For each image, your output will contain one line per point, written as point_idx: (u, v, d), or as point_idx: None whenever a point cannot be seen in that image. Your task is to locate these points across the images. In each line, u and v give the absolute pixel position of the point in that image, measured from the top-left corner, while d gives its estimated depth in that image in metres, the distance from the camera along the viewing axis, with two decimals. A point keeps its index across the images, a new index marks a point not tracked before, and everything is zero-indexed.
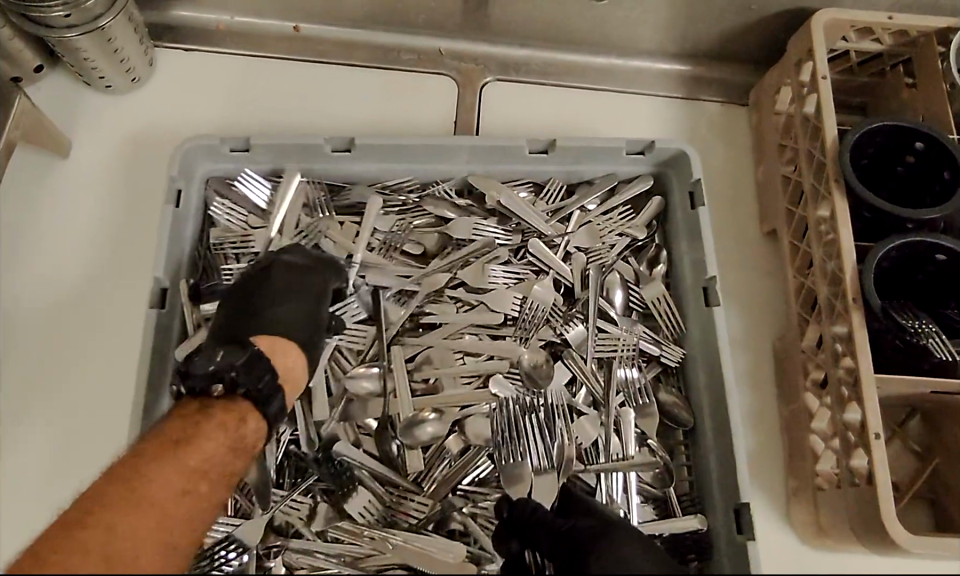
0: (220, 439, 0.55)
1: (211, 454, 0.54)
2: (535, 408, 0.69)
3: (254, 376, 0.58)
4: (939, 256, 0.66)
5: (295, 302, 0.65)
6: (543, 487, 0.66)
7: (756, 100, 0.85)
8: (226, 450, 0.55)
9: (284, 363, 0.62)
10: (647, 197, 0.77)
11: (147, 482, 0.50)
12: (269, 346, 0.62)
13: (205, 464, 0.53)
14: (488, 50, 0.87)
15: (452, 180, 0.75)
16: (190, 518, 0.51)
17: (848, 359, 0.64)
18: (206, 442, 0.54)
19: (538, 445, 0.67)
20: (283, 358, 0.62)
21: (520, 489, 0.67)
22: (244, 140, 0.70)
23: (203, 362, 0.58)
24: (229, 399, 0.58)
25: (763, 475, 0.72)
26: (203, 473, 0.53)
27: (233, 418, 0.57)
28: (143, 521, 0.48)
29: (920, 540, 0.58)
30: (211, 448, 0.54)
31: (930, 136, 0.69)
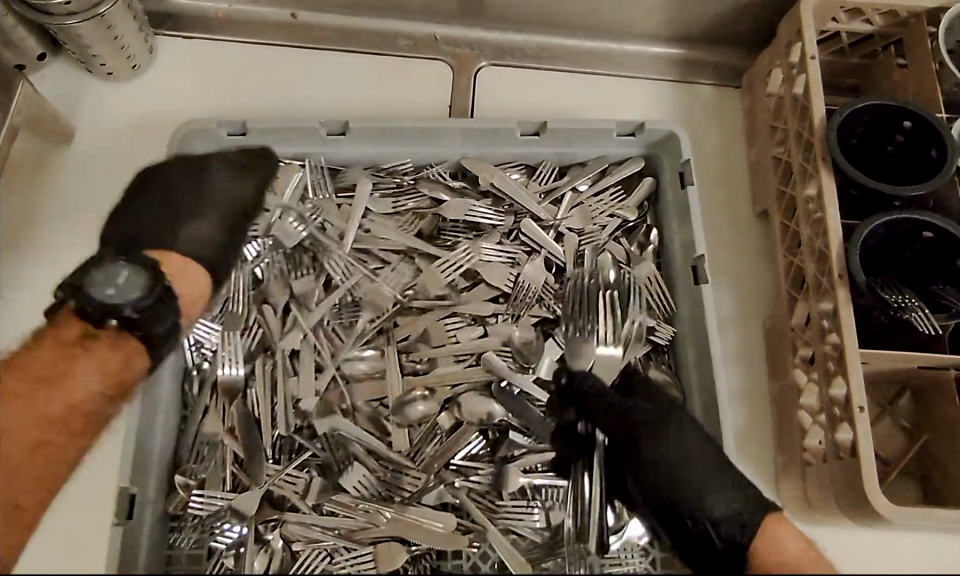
0: (96, 378, 0.56)
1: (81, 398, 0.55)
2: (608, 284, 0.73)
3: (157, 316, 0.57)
4: (926, 234, 0.66)
5: (204, 231, 0.64)
6: (607, 364, 0.70)
7: (748, 82, 0.86)
8: (104, 390, 0.56)
9: (187, 287, 0.61)
10: (639, 178, 0.78)
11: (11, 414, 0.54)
12: (172, 267, 0.62)
13: (77, 407, 0.55)
14: (483, 35, 0.89)
15: (445, 163, 0.76)
16: (51, 469, 0.55)
17: (834, 335, 0.65)
18: (88, 379, 0.55)
19: (604, 321, 0.71)
20: (186, 283, 0.62)
21: (582, 361, 0.70)
22: (241, 124, 0.72)
23: (104, 283, 0.56)
24: (125, 333, 0.57)
25: (753, 451, 0.73)
26: (77, 412, 0.55)
27: (121, 354, 0.56)
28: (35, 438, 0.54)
29: (903, 510, 0.59)
30: (84, 387, 0.55)
31: (918, 115, 0.70)
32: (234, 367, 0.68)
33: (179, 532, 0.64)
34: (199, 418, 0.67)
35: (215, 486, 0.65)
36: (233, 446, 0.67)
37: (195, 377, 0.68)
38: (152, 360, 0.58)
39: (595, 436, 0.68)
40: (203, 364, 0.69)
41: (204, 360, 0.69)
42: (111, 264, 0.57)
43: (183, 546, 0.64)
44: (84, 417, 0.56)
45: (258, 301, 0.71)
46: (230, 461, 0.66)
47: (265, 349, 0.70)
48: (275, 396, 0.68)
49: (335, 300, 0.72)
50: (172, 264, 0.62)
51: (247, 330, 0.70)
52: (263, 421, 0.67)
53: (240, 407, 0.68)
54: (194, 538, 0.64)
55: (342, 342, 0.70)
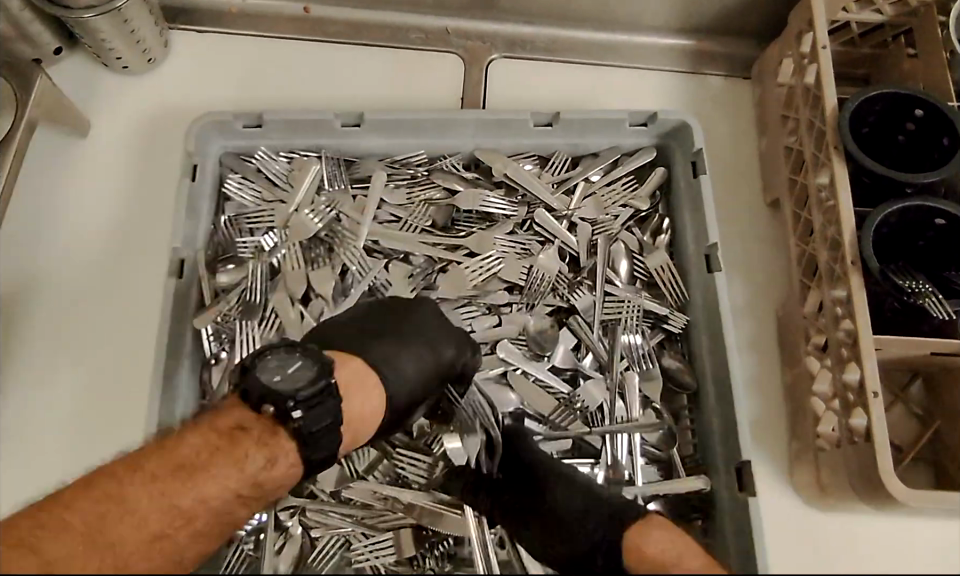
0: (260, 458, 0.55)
1: (211, 497, 0.53)
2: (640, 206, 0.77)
3: (314, 405, 0.56)
4: (938, 221, 0.67)
5: (419, 353, 0.63)
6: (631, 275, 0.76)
7: (758, 72, 0.86)
8: (289, 471, 0.56)
9: (347, 381, 0.60)
10: (651, 168, 0.78)
11: (142, 497, 0.52)
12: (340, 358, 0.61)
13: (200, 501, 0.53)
14: (494, 28, 0.89)
15: (459, 154, 0.77)
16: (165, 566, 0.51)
17: (847, 321, 0.66)
18: (254, 452, 0.55)
19: (634, 237, 0.76)
20: (358, 400, 0.59)
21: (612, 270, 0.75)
22: (257, 117, 0.73)
23: (273, 367, 0.57)
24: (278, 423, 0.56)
25: (766, 439, 0.74)
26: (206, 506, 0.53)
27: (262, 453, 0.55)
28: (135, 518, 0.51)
29: (918, 494, 0.59)
30: (221, 481, 0.53)
31: (930, 103, 0.70)
32: None
33: None
34: None
35: None
36: None
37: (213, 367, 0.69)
38: (296, 455, 0.56)
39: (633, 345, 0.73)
40: (221, 353, 0.69)
41: (221, 350, 0.69)
42: (287, 353, 0.57)
43: None
44: (208, 517, 0.53)
45: (274, 290, 0.71)
46: None
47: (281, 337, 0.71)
48: None
49: (349, 291, 0.72)
50: (344, 368, 0.60)
51: (264, 317, 0.70)
52: None
53: None
54: None
55: None
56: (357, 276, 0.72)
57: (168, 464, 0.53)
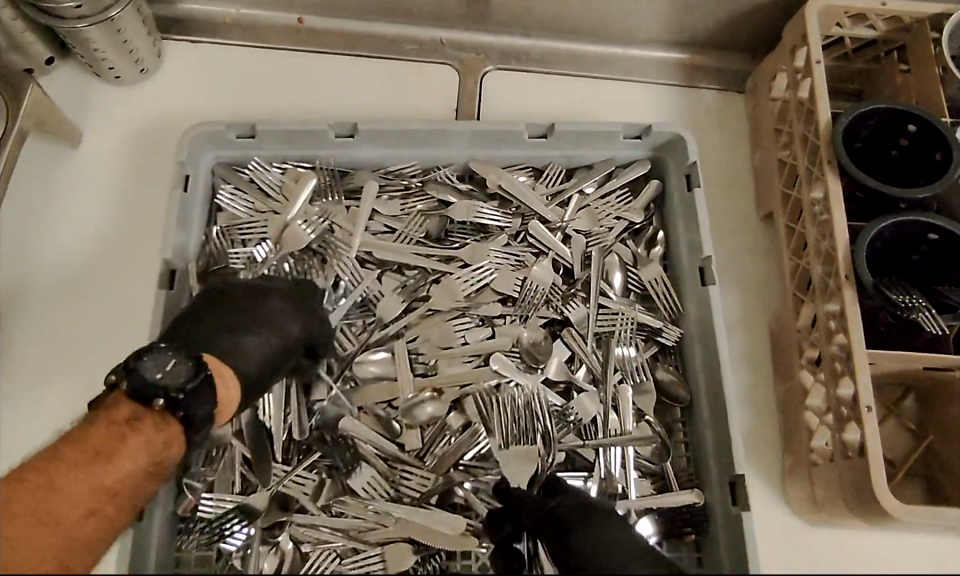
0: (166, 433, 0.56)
1: (129, 475, 0.54)
2: (631, 219, 0.77)
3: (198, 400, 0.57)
4: (931, 235, 0.67)
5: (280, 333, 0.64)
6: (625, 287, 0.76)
7: (752, 86, 0.86)
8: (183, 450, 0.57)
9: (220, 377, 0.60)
10: (645, 180, 0.78)
11: (68, 481, 0.52)
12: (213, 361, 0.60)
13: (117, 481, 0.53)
14: (489, 40, 0.89)
15: (453, 166, 0.77)
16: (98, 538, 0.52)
17: (840, 335, 0.66)
18: (154, 438, 0.55)
19: (627, 249, 0.76)
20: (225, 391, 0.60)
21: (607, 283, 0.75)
22: (250, 127, 0.72)
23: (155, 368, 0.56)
24: (166, 414, 0.56)
25: (760, 452, 0.74)
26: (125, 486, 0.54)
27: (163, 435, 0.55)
28: (61, 502, 0.51)
29: (912, 510, 0.59)
30: (132, 464, 0.54)
31: (921, 118, 0.70)
32: None
33: (187, 534, 0.64)
34: None
35: (224, 489, 0.66)
36: (241, 446, 0.67)
37: None
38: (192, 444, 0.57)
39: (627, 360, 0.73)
40: None
41: None
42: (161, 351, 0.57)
43: (190, 549, 0.63)
44: (130, 493, 0.54)
45: None
46: (239, 462, 0.67)
47: None
48: (286, 402, 0.68)
49: (341, 302, 0.72)
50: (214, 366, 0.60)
51: None
52: (273, 426, 0.67)
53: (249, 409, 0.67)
54: (202, 542, 0.64)
55: (353, 343, 0.71)
56: (351, 287, 0.72)
57: (84, 451, 0.53)
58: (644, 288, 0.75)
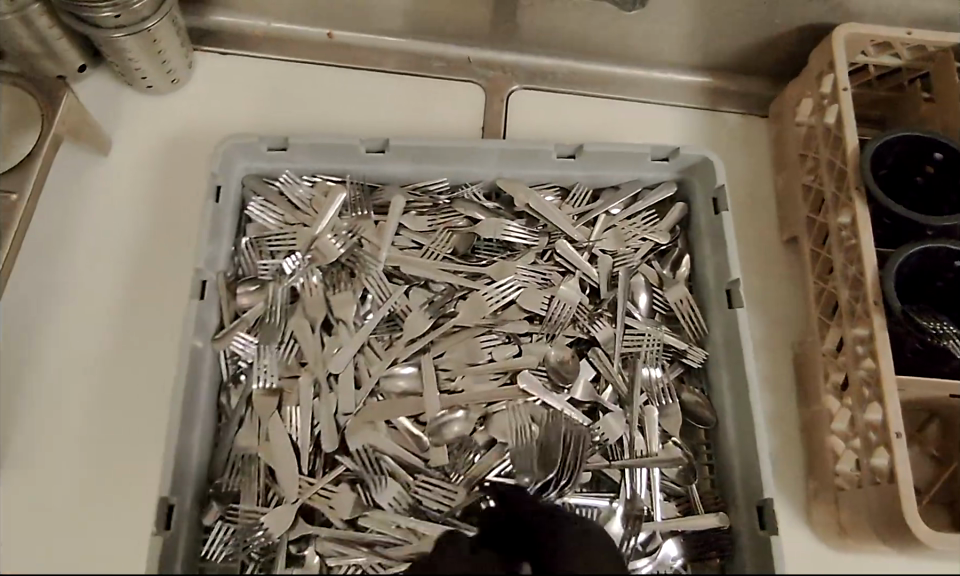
0: None
1: None
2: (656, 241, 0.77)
3: None
4: (958, 263, 0.67)
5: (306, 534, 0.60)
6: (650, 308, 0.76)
7: (776, 111, 0.88)
8: None
9: None
10: (671, 202, 0.79)
11: None
12: None
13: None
14: (516, 59, 0.90)
15: (481, 183, 0.78)
16: None
17: (868, 361, 0.66)
18: None
19: (651, 268, 0.77)
20: None
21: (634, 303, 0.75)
22: (282, 140, 0.73)
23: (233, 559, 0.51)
24: None
25: (784, 475, 0.73)
26: None
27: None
28: None
29: (943, 537, 0.59)
30: None
31: (949, 146, 0.72)
32: (268, 380, 0.68)
33: (211, 544, 0.63)
34: (233, 430, 0.66)
35: (249, 500, 0.65)
36: (267, 460, 0.66)
37: (230, 389, 0.68)
38: None
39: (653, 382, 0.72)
40: (240, 376, 0.68)
41: (240, 373, 0.68)
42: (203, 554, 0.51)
43: (214, 559, 0.63)
44: None
45: (292, 315, 0.71)
46: (263, 475, 0.66)
47: (301, 363, 0.70)
48: (314, 417, 0.68)
49: (369, 317, 0.72)
50: None
51: (283, 343, 0.70)
52: (299, 440, 0.67)
53: (276, 421, 0.67)
54: (227, 552, 0.63)
55: (379, 358, 0.70)
56: (378, 301, 0.72)
57: None
58: (668, 309, 0.75)
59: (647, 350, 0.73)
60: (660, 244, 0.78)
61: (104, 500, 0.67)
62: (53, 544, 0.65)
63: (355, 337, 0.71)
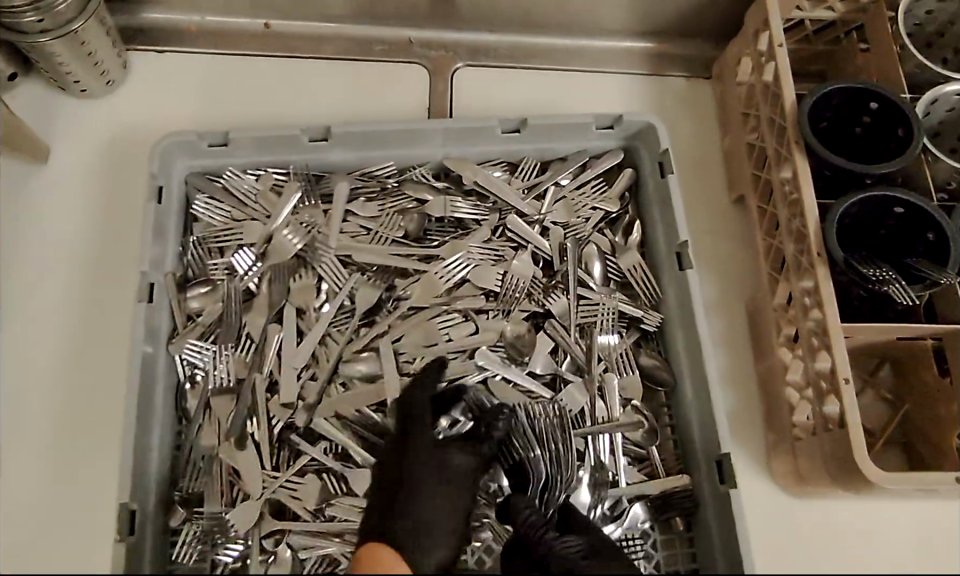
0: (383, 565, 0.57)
1: None
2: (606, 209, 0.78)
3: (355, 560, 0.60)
4: (897, 209, 0.69)
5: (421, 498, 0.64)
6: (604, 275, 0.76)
7: (719, 71, 0.88)
8: None
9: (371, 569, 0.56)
10: (619, 170, 0.79)
11: None
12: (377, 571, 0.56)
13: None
14: (457, 37, 0.90)
15: (428, 164, 0.77)
16: None
17: (815, 311, 0.67)
18: None
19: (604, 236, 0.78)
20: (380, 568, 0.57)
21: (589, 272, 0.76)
22: (222, 134, 0.72)
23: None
24: None
25: (742, 430, 0.75)
26: None
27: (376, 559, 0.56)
28: None
29: (895, 477, 0.60)
30: None
31: (883, 96, 0.72)
32: (225, 380, 0.67)
33: (180, 546, 0.63)
34: (196, 433, 0.66)
35: (214, 502, 0.64)
36: (229, 460, 0.65)
37: (188, 392, 0.67)
38: None
39: (611, 350, 0.73)
40: (196, 377, 0.67)
41: (196, 374, 0.67)
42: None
43: (184, 561, 0.63)
44: None
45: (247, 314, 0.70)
46: (227, 472, 0.65)
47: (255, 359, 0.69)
48: (272, 414, 0.67)
49: (329, 305, 0.71)
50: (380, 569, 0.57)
51: (239, 343, 0.69)
52: (260, 440, 0.66)
53: (234, 418, 0.66)
54: (197, 551, 0.63)
55: (338, 346, 0.70)
56: (335, 291, 0.72)
57: None
58: (621, 276, 0.76)
59: (604, 318, 0.74)
60: (611, 211, 0.78)
61: (70, 509, 0.67)
62: (20, 555, 0.65)
63: (313, 328, 0.70)
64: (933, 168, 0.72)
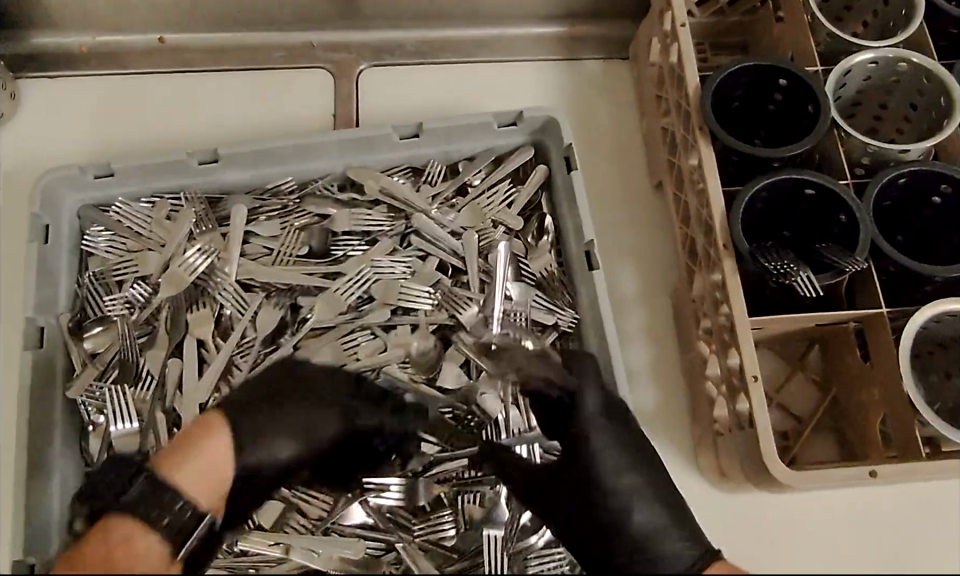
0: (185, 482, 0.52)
1: None
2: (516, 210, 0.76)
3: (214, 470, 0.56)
4: (808, 191, 0.66)
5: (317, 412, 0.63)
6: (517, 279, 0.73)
7: (633, 52, 0.85)
8: None
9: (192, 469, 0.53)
10: (530, 166, 0.77)
11: None
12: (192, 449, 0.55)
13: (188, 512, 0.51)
14: (361, 36, 0.86)
15: (330, 176, 0.75)
16: None
17: (725, 306, 0.65)
18: None
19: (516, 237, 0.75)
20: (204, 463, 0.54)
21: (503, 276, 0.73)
22: (107, 165, 0.70)
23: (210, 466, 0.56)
24: None
25: (668, 426, 0.74)
26: None
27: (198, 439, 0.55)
28: None
29: (802, 476, 0.59)
30: None
31: (791, 72, 0.69)
32: (127, 420, 0.66)
33: None
34: None
35: None
36: None
37: (91, 433, 0.66)
38: None
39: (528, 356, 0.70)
40: (97, 420, 0.66)
41: (97, 416, 0.66)
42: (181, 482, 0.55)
43: None
44: None
45: (147, 347, 0.69)
46: None
47: (157, 395, 0.67)
48: None
49: (231, 334, 0.69)
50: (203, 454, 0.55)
51: (141, 381, 0.68)
52: None
53: None
54: None
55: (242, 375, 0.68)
56: (237, 316, 0.70)
57: None
58: (536, 279, 0.74)
59: (517, 322, 0.71)
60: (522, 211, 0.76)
61: None
62: None
63: (215, 360, 0.68)
64: (845, 144, 0.70)
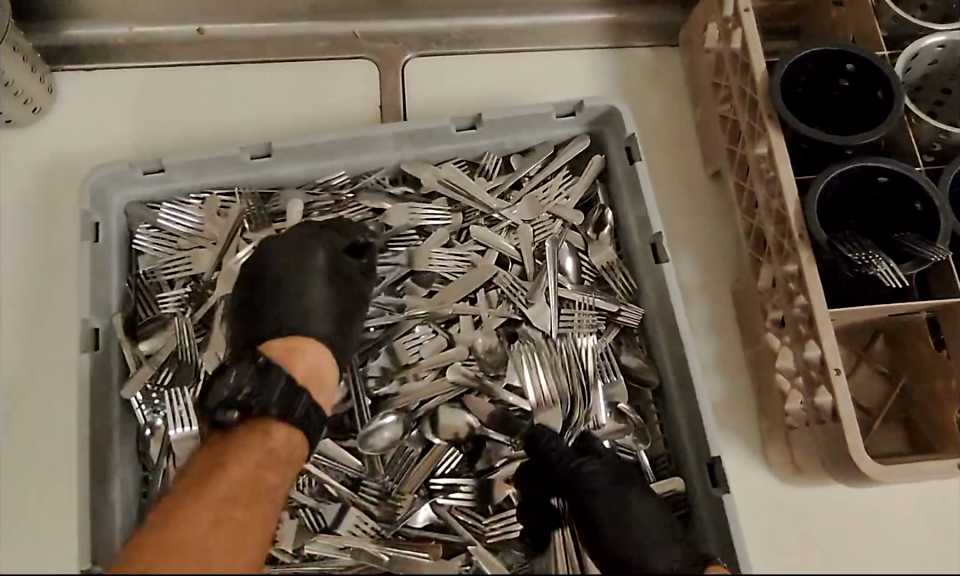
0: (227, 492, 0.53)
1: None
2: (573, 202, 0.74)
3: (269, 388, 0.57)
4: (882, 179, 0.64)
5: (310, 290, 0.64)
6: (576, 271, 0.72)
7: (685, 38, 0.83)
8: None
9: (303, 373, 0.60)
10: (587, 156, 0.75)
11: None
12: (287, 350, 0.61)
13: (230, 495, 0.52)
14: (405, 25, 0.84)
15: (384, 170, 0.73)
16: None
17: (801, 297, 0.64)
18: None
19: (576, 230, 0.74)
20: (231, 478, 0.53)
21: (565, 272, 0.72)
22: (157, 160, 0.67)
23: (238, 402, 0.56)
24: None
25: (733, 420, 0.72)
26: None
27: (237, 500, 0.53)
28: None
29: (890, 469, 0.57)
30: None
31: (861, 58, 0.67)
32: (186, 424, 0.64)
33: None
34: (161, 480, 0.63)
35: None
36: None
37: (149, 437, 0.64)
38: None
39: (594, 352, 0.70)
40: (156, 422, 0.64)
41: (156, 418, 0.64)
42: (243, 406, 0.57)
43: None
44: None
45: (204, 347, 0.67)
46: None
47: None
48: None
49: None
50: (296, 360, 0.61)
51: (198, 382, 0.66)
52: None
53: None
54: None
55: None
56: None
57: None
58: (596, 274, 0.72)
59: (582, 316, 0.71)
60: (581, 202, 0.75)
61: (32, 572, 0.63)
62: None
63: None
64: (917, 130, 0.68)
